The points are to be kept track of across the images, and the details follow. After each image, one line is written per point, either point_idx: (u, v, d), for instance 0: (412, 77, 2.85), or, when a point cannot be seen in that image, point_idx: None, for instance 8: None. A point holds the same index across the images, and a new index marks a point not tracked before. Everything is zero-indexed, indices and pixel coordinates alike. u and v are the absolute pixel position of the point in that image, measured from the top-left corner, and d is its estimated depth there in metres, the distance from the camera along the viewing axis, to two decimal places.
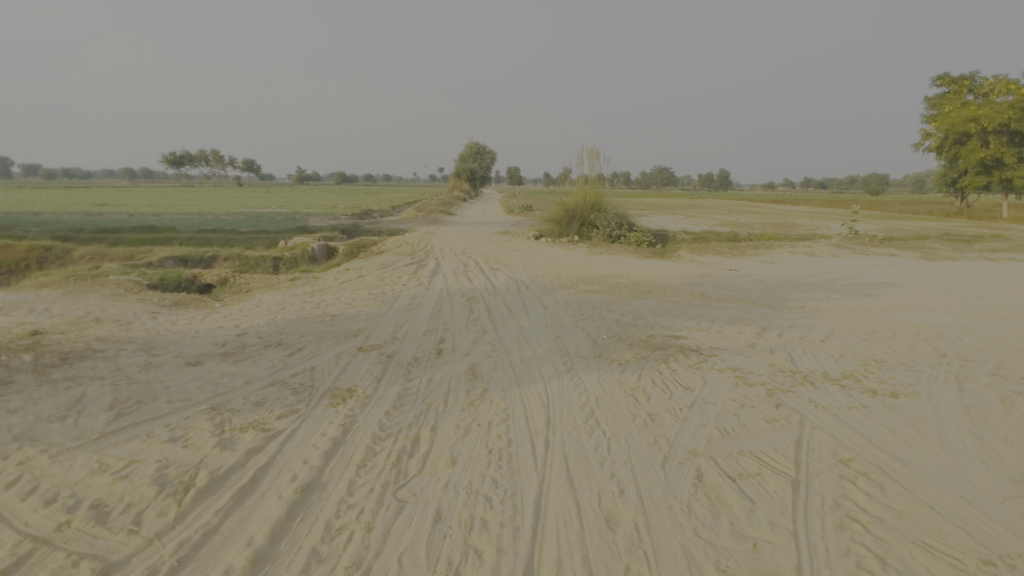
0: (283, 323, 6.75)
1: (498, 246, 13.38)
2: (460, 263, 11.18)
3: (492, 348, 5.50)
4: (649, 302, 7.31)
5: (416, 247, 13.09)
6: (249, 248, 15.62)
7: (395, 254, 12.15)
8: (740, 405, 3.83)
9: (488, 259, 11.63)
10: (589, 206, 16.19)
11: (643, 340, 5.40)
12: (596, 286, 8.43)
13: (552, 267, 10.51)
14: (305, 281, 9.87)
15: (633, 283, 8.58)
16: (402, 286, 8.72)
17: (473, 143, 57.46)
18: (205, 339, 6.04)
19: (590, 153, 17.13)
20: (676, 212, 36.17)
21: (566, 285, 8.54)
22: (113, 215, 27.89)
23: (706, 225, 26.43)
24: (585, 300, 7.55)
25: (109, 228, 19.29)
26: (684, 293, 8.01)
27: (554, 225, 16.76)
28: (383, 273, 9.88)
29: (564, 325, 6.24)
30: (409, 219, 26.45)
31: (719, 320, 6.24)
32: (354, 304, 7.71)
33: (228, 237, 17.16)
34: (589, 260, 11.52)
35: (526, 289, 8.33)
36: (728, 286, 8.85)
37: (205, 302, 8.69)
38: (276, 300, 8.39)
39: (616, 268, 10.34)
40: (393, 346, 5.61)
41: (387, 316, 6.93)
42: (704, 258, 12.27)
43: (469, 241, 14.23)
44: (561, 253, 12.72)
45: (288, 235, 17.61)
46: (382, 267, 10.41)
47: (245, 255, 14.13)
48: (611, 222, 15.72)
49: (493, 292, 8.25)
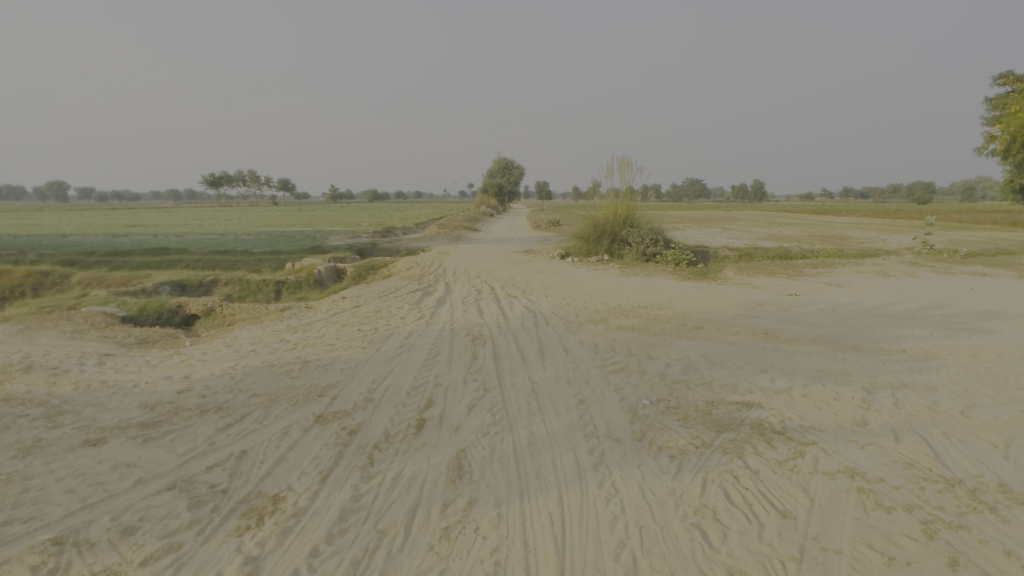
0: (243, 373, 5.47)
1: (518, 268, 12.00)
2: (473, 289, 9.82)
3: (492, 419, 4.05)
4: (700, 344, 5.77)
5: (427, 270, 11.83)
6: (254, 271, 14.70)
7: (403, 279, 10.92)
8: (887, 560, 2.28)
9: (506, 284, 10.25)
10: (620, 220, 14.72)
11: (701, 412, 3.88)
12: (631, 320, 6.93)
13: (578, 294, 9.03)
14: (295, 313, 8.67)
15: (676, 317, 7.05)
16: (399, 321, 7.39)
17: (502, 159, 56.66)
18: (137, 400, 4.80)
19: (621, 163, 15.69)
20: (713, 226, 34.19)
21: (594, 319, 7.06)
22: (138, 235, 27.96)
23: (748, 239, 24.47)
24: (618, 342, 6.05)
25: (122, 251, 18.75)
26: (741, 330, 6.45)
27: (582, 242, 15.32)
28: (382, 303, 8.57)
29: (590, 383, 4.76)
30: (431, 237, 25.37)
31: (799, 374, 4.66)
32: (337, 346, 6.40)
33: (235, 260, 16.31)
34: (621, 284, 9.99)
35: (545, 326, 6.87)
36: (794, 317, 7.21)
37: (175, 339, 7.57)
38: (252, 338, 7.17)
39: (653, 295, 8.80)
40: (362, 415, 4.23)
41: (369, 365, 5.58)
42: (755, 281, 10.62)
43: (486, 262, 12.92)
44: (589, 275, 11.25)
45: (298, 257, 16.67)
46: (383, 295, 9.13)
47: (247, 279, 13.17)
48: (645, 239, 14.18)
49: (505, 328, 6.82)
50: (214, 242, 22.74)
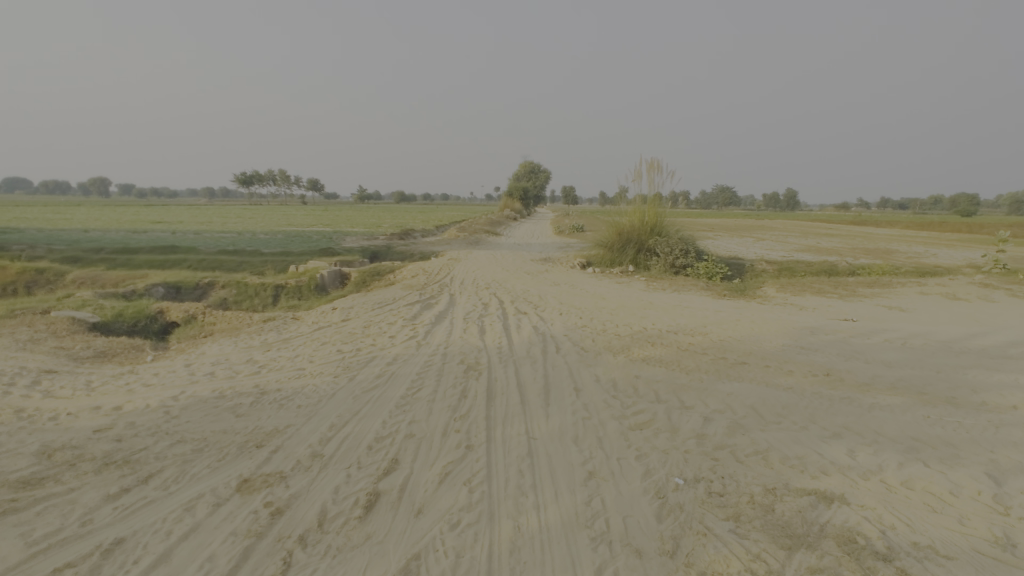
0: (182, 405, 4.53)
1: (532, 278, 10.94)
2: (479, 302, 8.79)
3: (466, 500, 2.98)
4: (745, 389, 4.61)
5: (433, 278, 10.87)
6: (257, 273, 14.01)
7: (405, 288, 9.97)
8: None
9: (517, 297, 9.19)
10: (648, 228, 13.56)
11: (758, 509, 2.74)
12: (657, 351, 5.79)
13: (597, 312, 7.92)
14: (277, 325, 7.78)
15: (712, 348, 5.90)
16: (387, 342, 6.39)
17: (529, 162, 55.81)
18: (40, 441, 3.89)
19: (650, 165, 14.52)
20: (746, 235, 32.55)
21: (613, 347, 5.95)
22: (158, 232, 27.97)
23: (786, 251, 22.92)
24: (641, 381, 4.92)
25: (132, 248, 18.40)
26: (795, 368, 5.25)
27: (605, 251, 14.19)
28: (373, 317, 7.60)
29: (603, 443, 3.65)
30: (449, 240, 24.52)
31: (888, 444, 3.46)
32: (307, 371, 5.44)
33: (241, 261, 15.68)
34: (646, 302, 8.84)
35: (555, 354, 5.77)
36: (856, 351, 5.98)
37: (138, 353, 6.74)
38: (218, 356, 6.27)
39: (684, 317, 7.62)
40: (299, 482, 3.21)
41: (334, 401, 4.57)
42: (800, 302, 9.34)
43: (498, 270, 11.91)
44: (610, 288, 10.11)
45: (306, 259, 15.95)
46: (377, 307, 8.17)
47: (245, 282, 12.44)
48: (674, 248, 12.98)
49: (506, 355, 5.76)
50: (228, 241, 22.31)
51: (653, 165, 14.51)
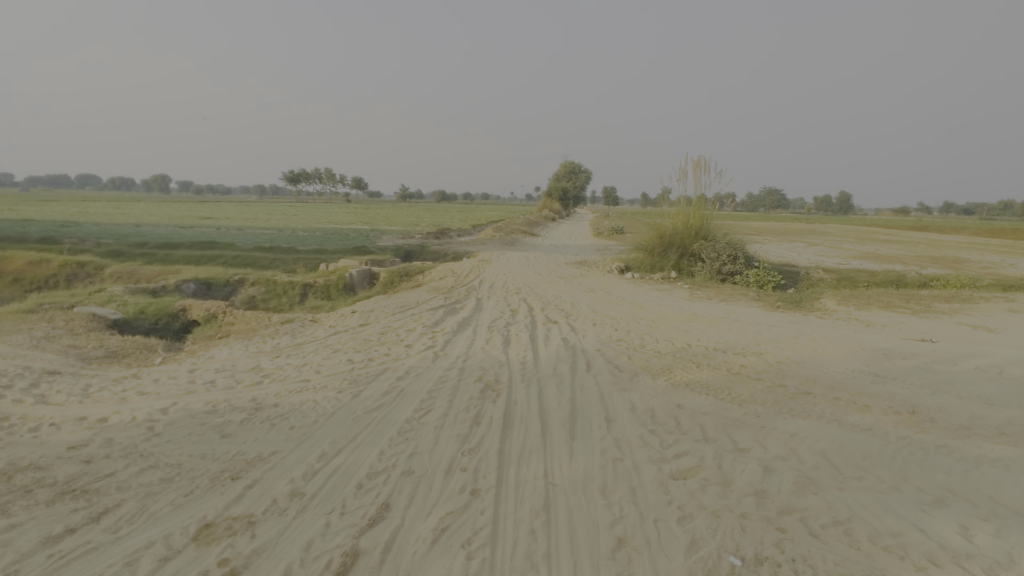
0: (169, 420, 4.12)
1: (566, 283, 10.28)
2: (507, 309, 8.20)
3: (462, 572, 2.39)
4: (813, 428, 3.83)
5: (461, 280, 10.36)
6: (287, 271, 13.88)
7: (430, 291, 9.50)
8: None
9: (548, 303, 8.55)
10: (692, 231, 12.67)
11: None
12: (704, 375, 5.04)
13: (633, 323, 7.21)
14: (294, 328, 7.41)
15: (768, 372, 5.11)
16: (402, 352, 5.87)
17: (569, 162, 54.92)
18: (8, 457, 3.53)
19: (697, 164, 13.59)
20: (797, 240, 30.81)
21: (652, 367, 5.24)
22: (203, 228, 28.71)
23: (842, 258, 21.43)
24: (684, 411, 4.21)
25: (173, 244, 18.74)
26: (872, 402, 4.42)
27: (646, 255, 13.37)
28: (392, 322, 7.12)
29: (637, 497, 2.99)
30: (484, 240, 24.09)
31: (1011, 522, 2.68)
32: (311, 383, 4.98)
33: (273, 258, 15.63)
34: (689, 313, 8.05)
35: (585, 372, 5.12)
36: (944, 382, 5.07)
37: (149, 354, 6.48)
38: (225, 361, 5.89)
39: (733, 333, 6.81)
40: (267, 532, 2.69)
41: (332, 421, 4.07)
42: (866, 317, 8.33)
43: (531, 272, 11.29)
44: (650, 296, 9.34)
45: (338, 257, 15.77)
46: (398, 312, 7.69)
47: (273, 280, 12.27)
48: (722, 253, 12.05)
49: (530, 373, 5.13)
50: (267, 238, 22.59)
51: (700, 164, 13.58)
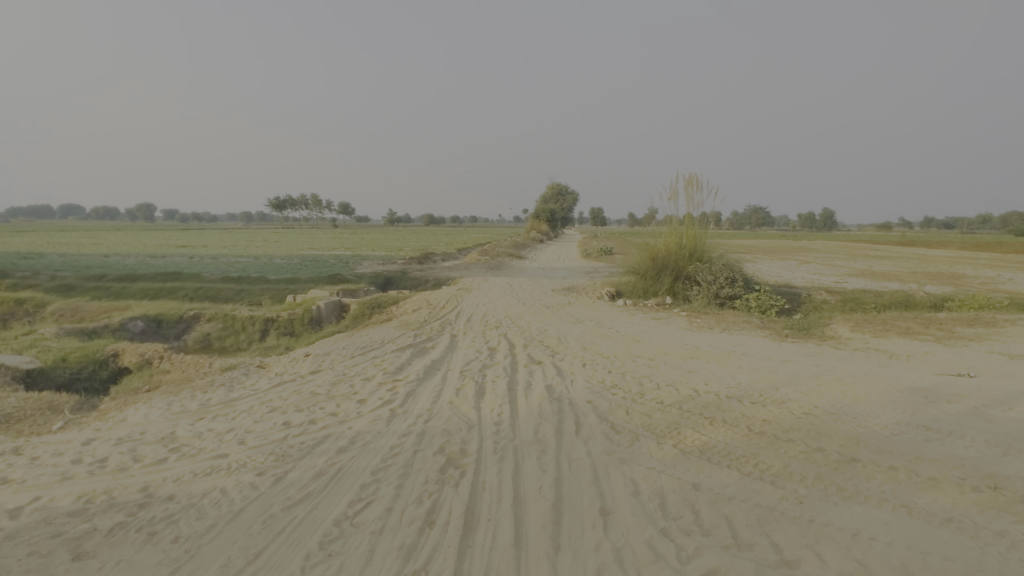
0: (13, 530, 3.04)
1: (553, 313, 9.33)
2: (484, 347, 7.20)
3: None
4: (878, 523, 2.87)
5: (436, 312, 9.38)
6: (251, 304, 12.80)
7: (401, 326, 8.49)
8: None
9: (531, 339, 7.58)
10: (686, 253, 11.89)
11: None
12: (721, 437, 4.07)
13: (629, 364, 6.24)
14: (234, 376, 6.35)
15: (797, 430, 4.16)
16: (352, 412, 4.83)
17: (556, 184, 54.69)
18: None
19: (688, 182, 12.88)
20: (788, 257, 30.32)
21: (655, 427, 4.26)
22: (176, 257, 27.58)
23: (837, 276, 20.81)
24: (704, 495, 3.22)
25: (134, 276, 17.55)
26: (937, 473, 3.47)
27: (637, 279, 12.51)
28: (348, 371, 6.09)
29: None
30: (469, 265, 23.18)
31: None
32: (228, 459, 3.93)
33: (239, 291, 14.54)
34: (690, 348, 7.11)
35: (573, 437, 4.12)
36: (1012, 437, 4.15)
37: (50, 417, 5.38)
38: (135, 427, 4.81)
39: (744, 374, 5.87)
40: None
41: (235, 525, 3.02)
42: (887, 347, 7.47)
43: (514, 301, 10.34)
44: (645, 328, 8.41)
45: (309, 287, 14.72)
46: (359, 355, 6.66)
47: (232, 315, 11.18)
48: (719, 276, 11.24)
49: (505, 439, 4.12)
50: (239, 268, 21.46)
51: (691, 182, 12.85)
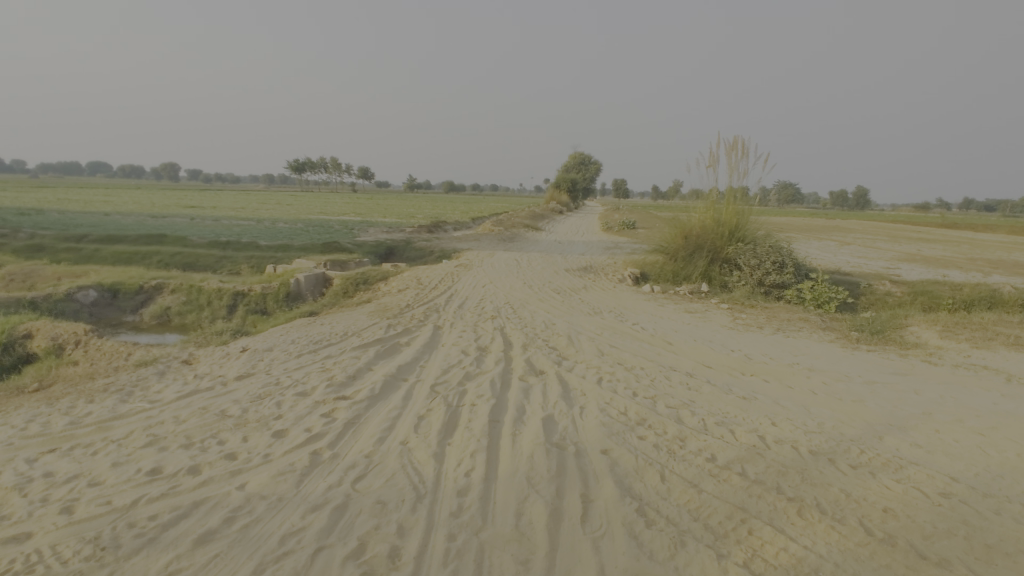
0: None
1: (564, 300, 7.70)
2: (472, 347, 5.63)
3: None
4: None
5: (424, 294, 7.81)
6: (227, 273, 11.41)
7: (377, 311, 6.96)
8: None
9: (534, 337, 5.98)
10: (725, 232, 10.13)
11: None
12: (822, 548, 2.45)
13: (658, 385, 4.61)
14: (143, 377, 4.89)
15: (948, 540, 2.52)
16: (257, 453, 3.32)
17: (579, 152, 52.20)
18: None
19: (732, 147, 10.94)
20: (826, 237, 28.05)
21: (710, 518, 2.66)
22: (178, 217, 26.43)
23: (887, 262, 18.72)
24: None
25: (116, 237, 16.23)
26: None
27: (666, 259, 10.77)
28: (284, 379, 4.58)
29: None
30: (481, 235, 21.54)
31: None
32: (19, 549, 2.45)
33: (220, 258, 13.15)
34: (738, 360, 5.46)
35: (577, 533, 2.55)
36: None
37: None
38: None
39: (821, 407, 4.22)
40: None
41: None
42: (1000, 365, 5.70)
43: (520, 282, 8.71)
44: (679, 325, 6.75)
45: (298, 256, 13.29)
46: (307, 355, 5.15)
47: (197, 287, 9.80)
48: (765, 260, 9.53)
49: (466, 529, 2.57)
50: (235, 231, 20.12)
51: (735, 148, 10.92)
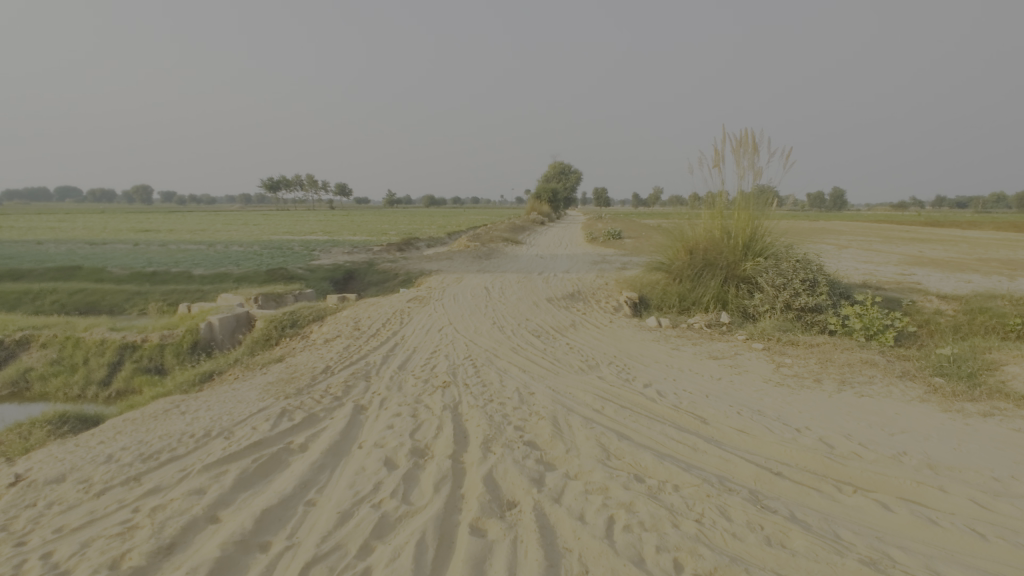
0: None
1: (547, 350, 5.70)
2: (403, 452, 3.56)
3: None
4: None
5: (356, 349, 5.72)
6: (128, 318, 9.21)
7: (278, 381, 4.83)
8: None
9: (502, 425, 3.94)
10: (740, 244, 8.30)
11: None
12: None
13: (714, 537, 2.61)
14: None
15: None
16: None
17: (557, 162, 50.70)
18: None
19: (741, 143, 9.09)
20: (822, 241, 26.53)
21: None
22: (120, 244, 23.98)
23: (898, 267, 17.11)
24: None
25: (21, 272, 13.84)
26: None
27: (669, 280, 8.87)
28: (32, 563, 2.48)
29: None
30: (454, 253, 19.52)
31: None
32: None
33: (131, 295, 10.91)
34: (820, 457, 3.50)
35: None
36: None
37: None
38: None
39: None
40: None
41: None
42: None
43: (489, 321, 6.68)
44: (710, 389, 4.78)
45: (227, 289, 11.11)
46: (114, 493, 3.03)
47: (71, 339, 7.62)
48: (792, 279, 7.79)
49: None
50: (175, 259, 17.79)
51: (745, 143, 9.08)
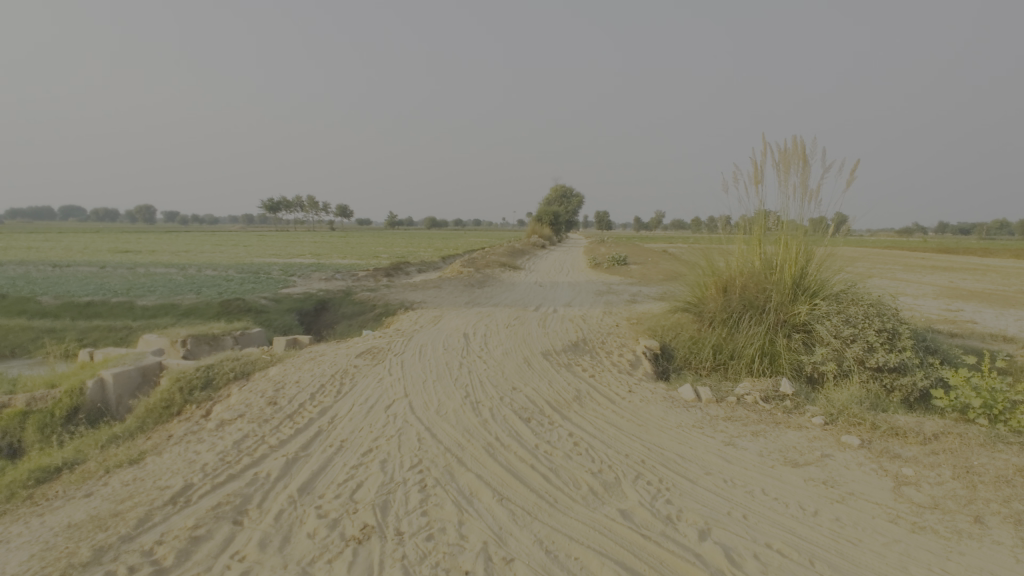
0: None
1: (541, 453, 3.74)
2: None
3: None
4: None
5: (251, 448, 3.76)
6: (17, 368, 7.33)
7: (88, 521, 2.88)
8: None
9: None
10: (794, 282, 6.36)
11: None
12: None
13: None
14: None
15: None
16: None
17: (559, 185, 49.22)
18: None
19: (786, 154, 7.29)
20: None
21: None
22: (86, 266, 22.22)
23: (942, 301, 15.11)
24: None
25: None
26: None
27: (700, 328, 6.94)
28: None
29: None
30: (445, 280, 17.68)
31: None
32: None
33: (42, 332, 9.05)
34: None
35: None
36: None
37: None
38: None
39: None
40: None
41: None
42: None
43: (460, 394, 4.73)
44: (815, 546, 2.81)
45: (160, 327, 9.24)
46: None
47: None
48: (867, 331, 5.88)
49: None
50: (132, 285, 15.97)
51: (790, 155, 7.27)
